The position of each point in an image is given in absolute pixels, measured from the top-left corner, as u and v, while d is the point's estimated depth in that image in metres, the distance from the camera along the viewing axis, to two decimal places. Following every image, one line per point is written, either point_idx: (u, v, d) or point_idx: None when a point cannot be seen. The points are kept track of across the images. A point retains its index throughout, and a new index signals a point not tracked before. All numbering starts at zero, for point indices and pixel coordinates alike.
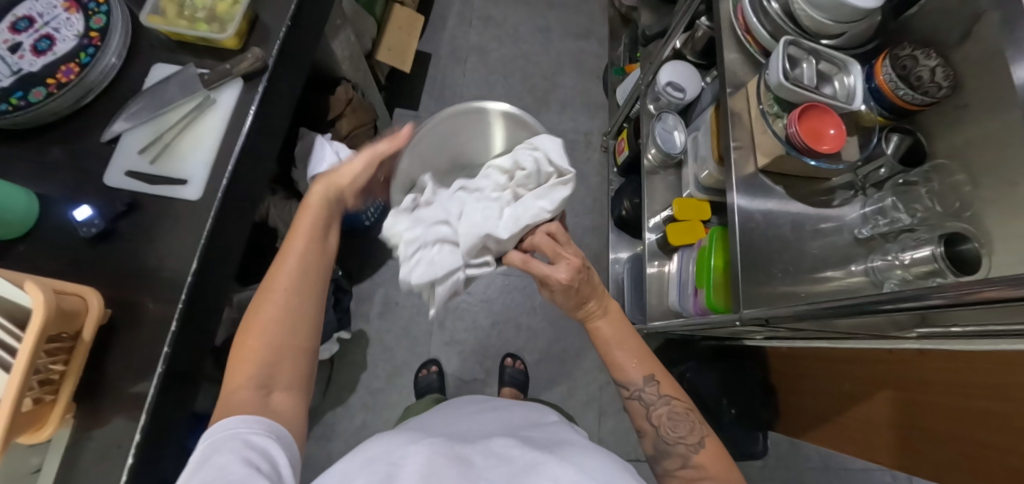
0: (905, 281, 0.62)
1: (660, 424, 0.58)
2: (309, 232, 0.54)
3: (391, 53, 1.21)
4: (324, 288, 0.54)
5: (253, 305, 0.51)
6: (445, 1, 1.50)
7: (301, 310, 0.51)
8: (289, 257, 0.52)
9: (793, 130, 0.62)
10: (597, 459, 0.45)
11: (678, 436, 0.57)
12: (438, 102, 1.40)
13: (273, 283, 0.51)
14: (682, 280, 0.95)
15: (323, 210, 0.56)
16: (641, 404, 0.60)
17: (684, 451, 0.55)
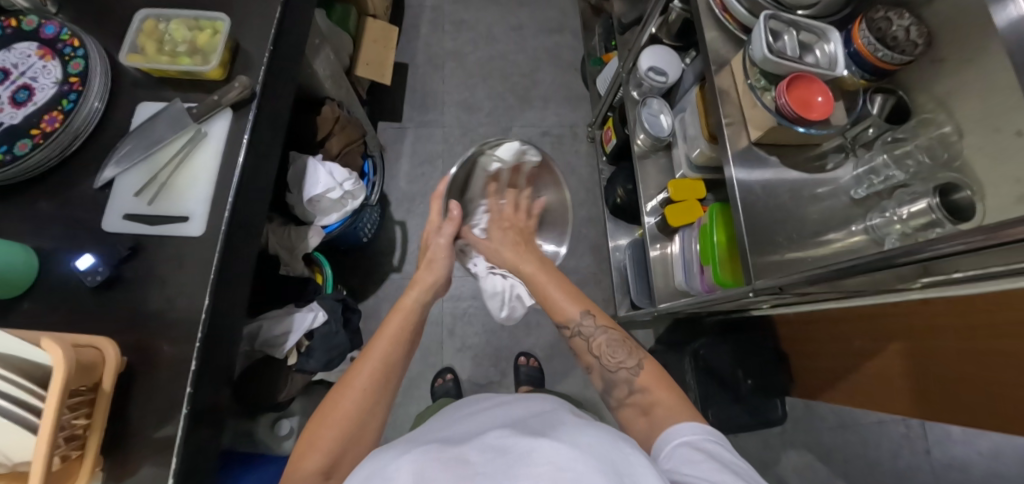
0: (905, 234, 0.64)
1: (602, 353, 0.64)
2: (395, 338, 0.65)
3: (370, 67, 1.20)
4: (394, 388, 0.61)
5: (333, 394, 0.57)
6: (415, 9, 1.50)
7: (372, 402, 0.57)
8: (373, 355, 0.62)
9: (782, 102, 0.64)
10: (594, 433, 0.40)
11: (619, 363, 0.62)
12: (421, 111, 1.39)
13: (355, 379, 0.58)
14: (687, 260, 0.96)
15: (408, 319, 0.69)
16: (582, 339, 0.68)
17: (626, 375, 0.60)
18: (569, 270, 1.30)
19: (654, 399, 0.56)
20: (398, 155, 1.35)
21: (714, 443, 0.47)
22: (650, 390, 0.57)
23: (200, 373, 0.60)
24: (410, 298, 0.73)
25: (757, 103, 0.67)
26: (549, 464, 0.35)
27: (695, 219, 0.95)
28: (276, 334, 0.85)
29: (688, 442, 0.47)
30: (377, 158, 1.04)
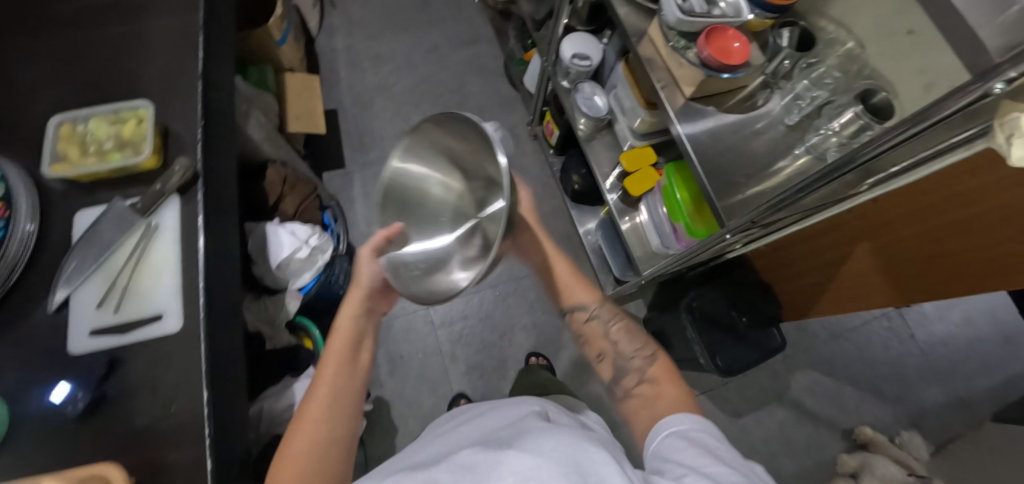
0: (842, 144, 0.68)
1: (619, 339, 0.69)
2: (343, 358, 0.64)
3: (301, 120, 1.18)
4: (352, 407, 0.61)
5: (288, 433, 0.56)
6: (329, 55, 1.49)
7: (334, 427, 0.57)
8: (322, 385, 0.61)
9: (706, 53, 0.68)
10: (557, 436, 0.40)
11: (634, 352, 0.66)
12: (363, 151, 1.38)
13: (306, 414, 0.57)
14: (657, 223, 1.00)
15: (348, 336, 0.66)
16: (598, 325, 0.71)
17: (638, 363, 0.64)
18: None
19: (658, 392, 0.59)
20: (351, 200, 1.33)
21: (703, 433, 0.50)
22: (657, 382, 0.61)
23: (217, 472, 0.56)
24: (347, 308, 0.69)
25: (683, 61, 0.71)
26: (514, 475, 0.35)
27: (653, 183, 0.99)
28: (280, 409, 0.83)
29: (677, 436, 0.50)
30: (335, 207, 1.01)
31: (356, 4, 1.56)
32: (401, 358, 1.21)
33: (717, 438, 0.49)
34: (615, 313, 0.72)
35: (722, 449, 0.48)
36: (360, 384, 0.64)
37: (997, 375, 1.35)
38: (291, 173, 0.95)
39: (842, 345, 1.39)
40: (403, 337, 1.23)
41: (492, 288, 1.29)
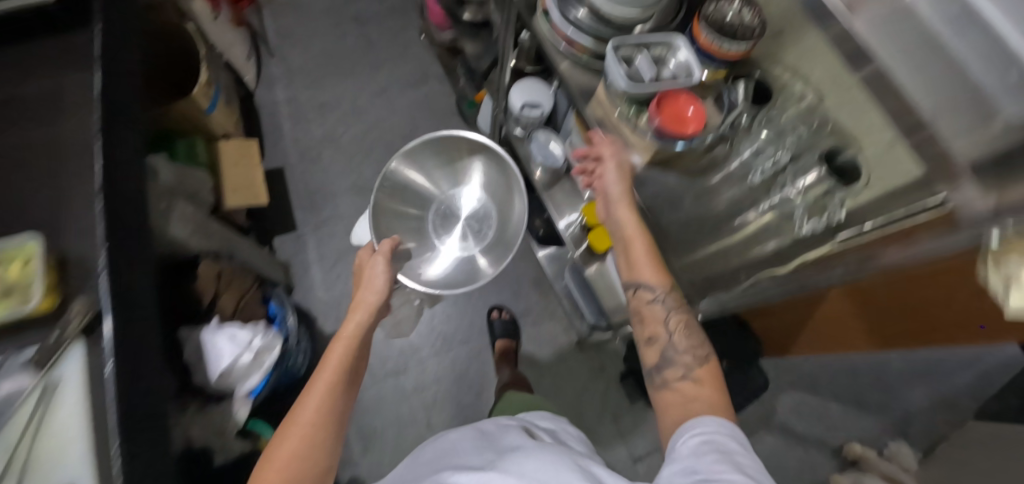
0: (810, 207, 0.65)
1: (676, 329, 0.62)
2: (339, 362, 0.64)
3: (239, 193, 1.10)
4: (343, 418, 0.60)
5: (278, 433, 0.56)
6: (270, 108, 1.40)
7: (326, 432, 0.57)
8: (315, 390, 0.59)
9: (658, 122, 0.64)
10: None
11: (688, 348, 0.61)
12: (314, 211, 1.30)
13: (298, 416, 0.57)
14: (624, 276, 0.94)
15: (349, 342, 0.68)
16: (658, 309, 0.64)
17: (687, 363, 0.59)
18: (521, 313, 1.27)
19: (697, 393, 0.56)
20: (306, 265, 1.25)
21: (726, 435, 0.47)
22: (702, 383, 0.56)
23: None
24: (354, 318, 0.73)
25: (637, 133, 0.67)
26: None
27: None
28: None
29: (698, 443, 0.47)
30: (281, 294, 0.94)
31: (295, 50, 1.47)
32: (374, 431, 1.14)
33: (739, 442, 0.47)
34: (678, 303, 0.64)
35: (744, 455, 0.45)
36: (351, 399, 0.63)
37: (979, 375, 1.35)
38: (227, 268, 0.87)
39: (825, 360, 1.37)
40: (375, 408, 1.16)
41: (465, 344, 1.23)
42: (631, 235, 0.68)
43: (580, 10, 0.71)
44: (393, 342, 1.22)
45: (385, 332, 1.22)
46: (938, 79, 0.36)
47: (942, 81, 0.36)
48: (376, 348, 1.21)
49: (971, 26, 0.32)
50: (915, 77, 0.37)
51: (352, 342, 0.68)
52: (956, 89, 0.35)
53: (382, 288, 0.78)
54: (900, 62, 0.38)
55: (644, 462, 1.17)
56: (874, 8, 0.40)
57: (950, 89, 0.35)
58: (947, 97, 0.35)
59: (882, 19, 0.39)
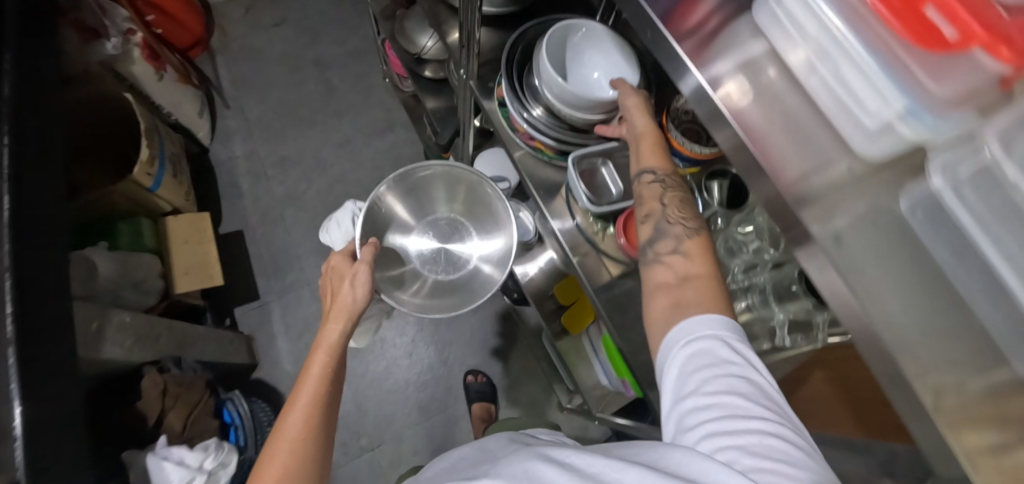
0: (795, 321, 0.61)
1: (670, 203, 0.52)
2: (321, 369, 0.55)
3: (191, 274, 1.04)
4: (327, 430, 0.53)
5: (264, 448, 0.49)
6: (228, 164, 1.32)
7: (305, 449, 0.49)
8: (298, 401, 0.52)
9: (623, 243, 0.60)
10: (537, 455, 0.40)
11: (681, 219, 0.51)
12: (277, 277, 1.23)
13: (283, 428, 0.50)
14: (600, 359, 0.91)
15: (332, 349, 0.57)
16: (654, 187, 0.53)
17: (678, 233, 0.50)
18: (498, 376, 1.21)
19: (690, 270, 0.47)
20: (271, 336, 1.18)
21: (717, 348, 0.40)
22: (692, 257, 0.48)
23: None
24: (333, 321, 0.59)
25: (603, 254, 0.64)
26: None
27: (591, 319, 0.92)
28: None
29: (686, 360, 0.41)
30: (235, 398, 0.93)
31: (252, 100, 1.39)
32: None
33: (729, 344, 0.41)
34: (676, 183, 0.53)
35: (734, 363, 0.40)
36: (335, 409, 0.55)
37: None
38: (172, 378, 0.83)
39: None
40: None
41: (443, 412, 1.18)
42: (644, 132, 0.55)
43: (535, 108, 0.65)
44: (366, 416, 1.14)
45: (356, 404, 1.15)
46: (940, 316, 0.30)
47: (942, 313, 0.30)
48: (349, 424, 1.13)
49: (989, 272, 0.26)
50: (906, 322, 0.30)
51: (334, 350, 0.57)
52: (962, 324, 0.29)
53: (368, 280, 0.61)
54: (889, 296, 0.30)
55: None
56: (853, 204, 0.32)
57: (951, 325, 0.29)
58: (953, 342, 0.29)
59: (863, 221, 0.32)
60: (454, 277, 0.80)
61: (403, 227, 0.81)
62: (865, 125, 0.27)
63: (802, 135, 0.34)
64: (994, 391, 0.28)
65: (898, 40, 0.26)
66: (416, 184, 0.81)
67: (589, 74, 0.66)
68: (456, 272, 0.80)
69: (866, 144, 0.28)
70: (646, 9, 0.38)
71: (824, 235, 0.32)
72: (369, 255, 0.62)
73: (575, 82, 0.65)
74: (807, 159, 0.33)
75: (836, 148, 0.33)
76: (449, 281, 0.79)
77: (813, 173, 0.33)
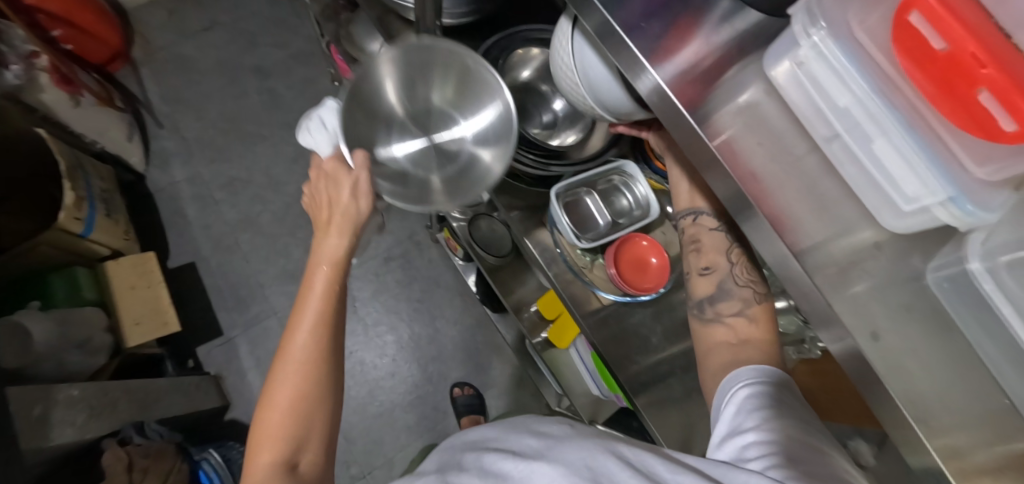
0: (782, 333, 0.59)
1: (737, 260, 0.47)
2: (326, 294, 0.48)
3: (143, 322, 0.96)
4: (339, 357, 0.49)
5: (272, 373, 0.45)
6: (169, 189, 1.21)
7: (316, 384, 0.45)
8: (302, 326, 0.47)
9: (614, 276, 0.57)
10: (592, 443, 0.35)
11: (745, 280, 0.46)
12: (240, 308, 1.14)
13: (290, 355, 0.46)
14: (589, 372, 0.88)
15: (335, 268, 0.50)
16: (713, 235, 0.48)
17: (746, 296, 0.46)
18: (486, 386, 1.16)
19: (750, 333, 0.44)
20: (241, 372, 1.10)
21: (779, 399, 0.37)
22: (758, 325, 0.44)
23: None
24: (330, 234, 0.50)
25: (590, 285, 0.61)
26: None
27: (575, 334, 0.88)
28: None
29: (743, 399, 0.38)
30: (212, 457, 0.91)
31: (188, 116, 1.27)
32: None
33: (794, 404, 0.37)
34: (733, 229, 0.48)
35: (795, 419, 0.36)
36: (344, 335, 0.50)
37: None
38: (133, 449, 0.79)
39: None
40: None
41: (433, 429, 1.12)
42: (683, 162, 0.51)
43: None
44: (354, 444, 1.08)
45: (342, 433, 1.08)
46: (960, 383, 0.29)
47: (967, 381, 0.29)
48: (337, 453, 1.07)
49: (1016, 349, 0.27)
50: (934, 397, 0.29)
51: (337, 268, 0.50)
52: (975, 389, 0.29)
53: (369, 188, 0.50)
54: (918, 372, 0.29)
55: None
56: (867, 272, 0.31)
57: (980, 398, 0.29)
58: (980, 416, 0.29)
59: (880, 287, 0.31)
60: (454, 171, 0.56)
61: (382, 121, 0.56)
62: (901, 207, 0.28)
63: (820, 200, 0.31)
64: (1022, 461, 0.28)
65: (941, 121, 0.25)
66: (386, 60, 0.54)
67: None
68: (453, 166, 0.56)
69: (894, 223, 0.29)
70: (632, 47, 0.33)
71: (847, 313, 0.30)
72: (366, 161, 0.49)
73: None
74: (827, 226, 0.31)
75: (858, 213, 0.31)
76: (446, 178, 0.56)
77: (831, 239, 0.31)
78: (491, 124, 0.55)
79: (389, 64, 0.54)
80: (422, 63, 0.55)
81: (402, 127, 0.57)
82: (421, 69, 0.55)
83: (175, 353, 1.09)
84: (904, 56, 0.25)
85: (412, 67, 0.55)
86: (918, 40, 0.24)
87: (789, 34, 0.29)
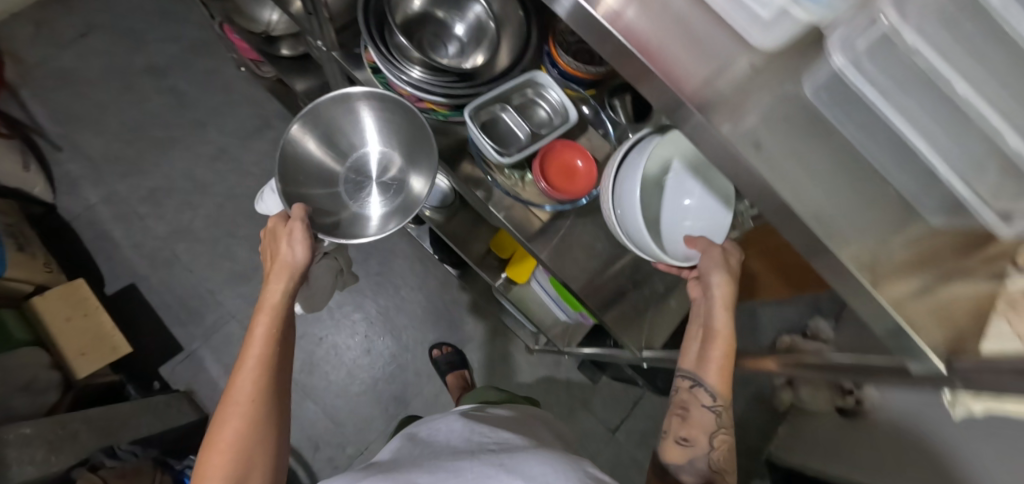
0: None
1: (717, 442, 0.50)
2: (271, 336, 0.50)
3: (90, 352, 0.91)
4: (284, 399, 0.51)
5: (215, 415, 0.46)
6: (86, 215, 1.12)
7: (260, 424, 0.46)
8: (247, 367, 0.48)
9: (545, 189, 0.56)
10: (543, 459, 0.44)
11: (716, 464, 0.49)
12: (194, 320, 1.10)
13: (234, 395, 0.46)
14: (554, 300, 0.90)
15: (277, 313, 0.52)
16: (703, 413, 0.50)
17: (712, 473, 0.49)
18: (464, 342, 1.17)
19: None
20: (212, 383, 1.07)
21: None
22: None
23: None
24: (274, 279, 0.54)
25: (525, 203, 0.61)
26: None
27: (533, 266, 0.89)
28: None
29: None
30: None
31: (87, 134, 1.17)
32: None
33: None
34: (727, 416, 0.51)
35: None
36: (287, 378, 0.52)
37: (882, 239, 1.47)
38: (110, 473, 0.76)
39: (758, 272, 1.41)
40: None
41: (420, 394, 1.13)
42: (720, 335, 0.51)
43: (412, 67, 0.58)
44: (345, 425, 1.08)
45: (330, 418, 1.08)
46: (853, 189, 0.31)
47: (858, 186, 0.32)
48: (330, 437, 1.07)
49: None
50: (827, 200, 0.31)
51: (278, 311, 0.52)
52: (865, 191, 0.32)
53: (307, 236, 0.55)
54: (810, 183, 0.30)
55: (623, 428, 1.17)
56: (758, 100, 0.31)
57: (871, 198, 0.32)
58: (870, 210, 0.31)
59: (769, 116, 0.31)
60: (402, 190, 0.67)
61: (325, 176, 0.66)
62: (760, 15, 0.27)
63: (696, 40, 0.31)
64: (911, 246, 0.32)
65: None
66: (302, 134, 0.64)
67: (679, 198, 0.54)
68: (399, 190, 0.67)
69: (764, 36, 0.28)
70: None
71: (736, 138, 0.30)
72: (301, 214, 0.55)
73: (662, 219, 0.53)
74: (708, 62, 0.31)
75: (733, 47, 0.32)
76: (400, 201, 0.67)
77: (715, 76, 0.31)
78: (412, 148, 0.65)
79: (307, 136, 0.64)
80: (331, 121, 0.66)
81: (343, 174, 0.68)
82: (334, 125, 0.66)
83: (136, 379, 1.04)
84: None
85: (325, 130, 0.66)
86: None
87: None
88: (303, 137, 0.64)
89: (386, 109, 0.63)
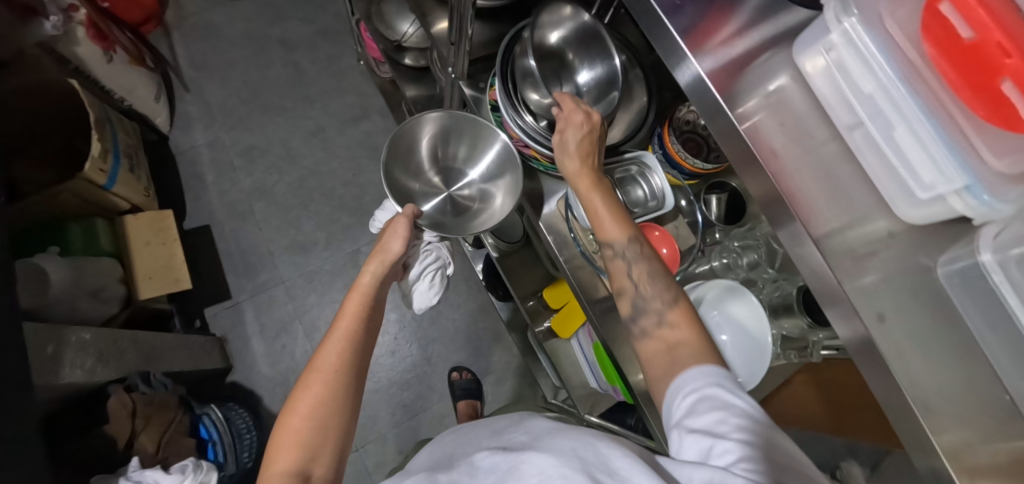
0: (788, 337, 0.60)
1: (640, 279, 0.50)
2: (359, 313, 0.54)
3: (155, 278, 0.98)
4: (363, 372, 0.52)
5: (300, 382, 0.48)
6: (189, 152, 1.23)
7: (342, 393, 0.47)
8: (338, 339, 0.51)
9: None
10: (574, 435, 0.38)
11: (655, 295, 0.49)
12: (249, 274, 1.16)
13: (319, 363, 0.49)
14: (590, 363, 0.87)
15: (367, 293, 0.56)
16: (623, 263, 0.52)
17: (658, 307, 0.48)
18: (484, 371, 1.17)
19: (678, 339, 0.46)
20: (245, 338, 1.12)
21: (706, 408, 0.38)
22: (678, 327, 0.46)
23: None
24: (371, 264, 0.59)
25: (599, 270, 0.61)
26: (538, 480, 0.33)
27: (579, 323, 0.88)
28: None
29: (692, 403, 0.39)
30: (212, 413, 0.93)
31: (214, 83, 1.29)
32: None
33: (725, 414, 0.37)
34: (646, 255, 0.51)
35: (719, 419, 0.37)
36: (369, 351, 0.53)
37: None
38: (140, 397, 0.81)
39: None
40: None
41: (427, 410, 1.13)
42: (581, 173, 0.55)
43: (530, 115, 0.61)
44: None
45: None
46: (966, 377, 0.31)
47: (970, 376, 0.31)
48: None
49: None
50: (931, 384, 0.30)
51: (369, 292, 0.57)
52: (978, 383, 0.30)
53: (406, 233, 0.63)
54: (919, 363, 0.31)
55: None
56: (885, 264, 0.33)
57: (983, 393, 0.30)
58: (976, 403, 0.30)
59: (891, 278, 0.33)
60: (473, 205, 0.73)
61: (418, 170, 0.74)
62: (917, 195, 0.31)
63: (840, 192, 0.34)
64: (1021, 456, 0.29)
65: (963, 112, 0.28)
66: (421, 129, 0.72)
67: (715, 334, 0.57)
68: (471, 208, 0.73)
69: (912, 211, 0.32)
70: (669, 27, 0.36)
71: (856, 297, 0.32)
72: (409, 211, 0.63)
73: None
74: (846, 212, 0.34)
75: (876, 206, 0.34)
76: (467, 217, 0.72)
77: (847, 227, 0.34)
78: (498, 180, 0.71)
79: (426, 128, 0.72)
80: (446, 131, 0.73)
81: (432, 175, 0.75)
82: (447, 133, 0.73)
83: (183, 312, 1.11)
84: (932, 44, 0.28)
85: (438, 131, 0.73)
86: (942, 27, 0.27)
87: (821, 22, 0.33)
88: (416, 130, 0.72)
89: (488, 141, 0.69)
